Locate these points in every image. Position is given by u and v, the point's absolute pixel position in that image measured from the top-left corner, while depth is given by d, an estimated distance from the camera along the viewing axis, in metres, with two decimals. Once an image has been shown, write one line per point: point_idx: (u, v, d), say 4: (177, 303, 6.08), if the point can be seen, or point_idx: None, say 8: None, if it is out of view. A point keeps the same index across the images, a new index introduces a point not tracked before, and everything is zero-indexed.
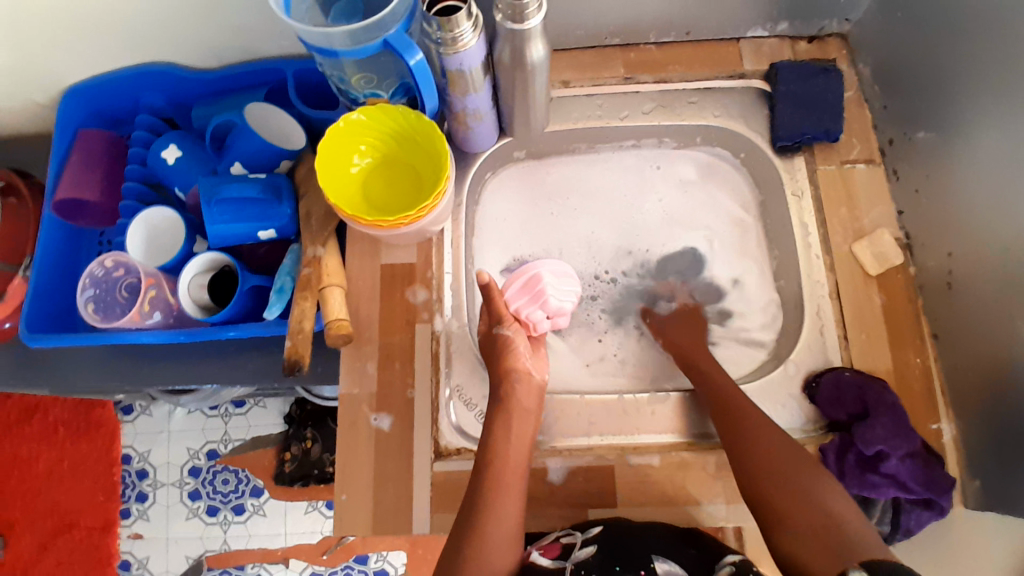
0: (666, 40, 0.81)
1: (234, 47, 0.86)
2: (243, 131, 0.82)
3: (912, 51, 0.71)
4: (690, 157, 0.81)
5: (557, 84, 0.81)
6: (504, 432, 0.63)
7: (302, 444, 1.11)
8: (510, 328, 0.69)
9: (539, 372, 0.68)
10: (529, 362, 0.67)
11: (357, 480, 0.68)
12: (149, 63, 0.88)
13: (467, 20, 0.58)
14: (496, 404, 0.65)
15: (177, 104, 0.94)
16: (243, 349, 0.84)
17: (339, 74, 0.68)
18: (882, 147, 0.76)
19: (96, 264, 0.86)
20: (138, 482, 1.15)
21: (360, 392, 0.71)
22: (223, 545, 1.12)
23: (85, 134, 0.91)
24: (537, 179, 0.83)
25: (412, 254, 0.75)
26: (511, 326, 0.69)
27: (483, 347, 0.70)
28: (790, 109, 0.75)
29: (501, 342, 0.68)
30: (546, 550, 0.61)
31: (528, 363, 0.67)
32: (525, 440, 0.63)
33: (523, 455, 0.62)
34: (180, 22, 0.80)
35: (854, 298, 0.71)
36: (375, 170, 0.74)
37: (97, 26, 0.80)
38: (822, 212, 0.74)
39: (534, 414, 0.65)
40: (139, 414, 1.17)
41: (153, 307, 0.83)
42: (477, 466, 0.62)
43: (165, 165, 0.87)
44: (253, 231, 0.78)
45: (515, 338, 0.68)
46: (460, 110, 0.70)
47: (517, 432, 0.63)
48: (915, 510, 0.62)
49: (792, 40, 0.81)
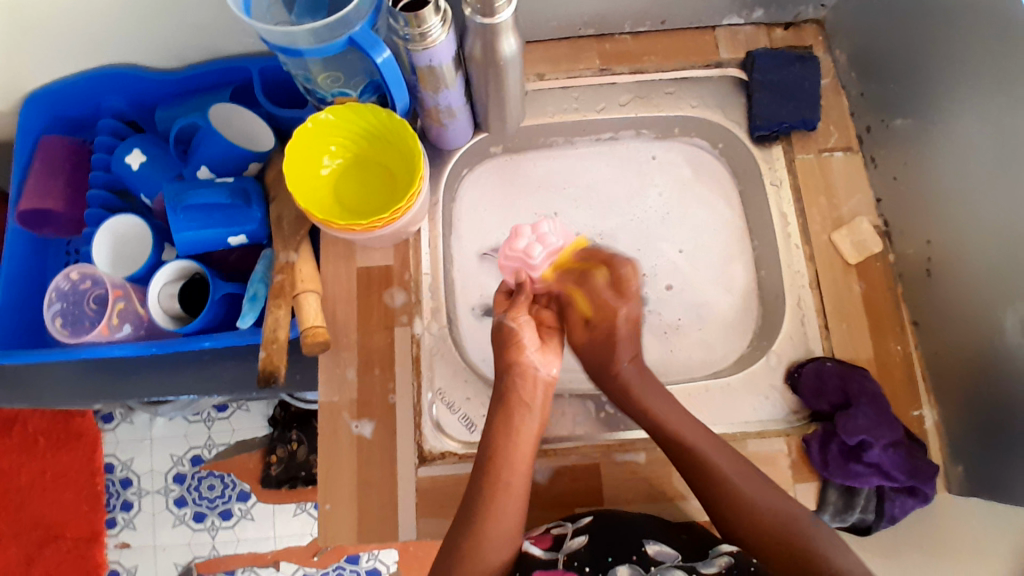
0: (641, 30, 0.80)
1: (197, 46, 0.83)
2: (208, 134, 0.79)
3: (889, 37, 0.70)
4: (671, 147, 0.81)
5: (532, 77, 0.79)
6: (505, 430, 0.60)
7: (288, 446, 1.11)
8: (516, 319, 0.64)
9: (546, 368, 0.64)
10: (534, 356, 0.63)
11: (341, 489, 0.67)
12: (107, 67, 0.85)
13: (435, 15, 0.56)
14: (498, 397, 0.62)
15: (140, 107, 0.90)
16: (218, 358, 0.82)
17: (304, 73, 0.65)
18: (860, 134, 0.76)
19: (61, 277, 0.84)
20: (122, 491, 1.12)
21: (340, 399, 0.69)
22: (212, 551, 1.10)
23: (44, 143, 0.87)
24: (513, 174, 0.81)
25: (389, 256, 0.74)
26: (519, 317, 0.65)
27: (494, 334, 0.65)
28: (767, 97, 0.75)
29: (507, 333, 0.64)
30: (538, 540, 0.60)
31: (533, 357, 0.63)
32: (530, 437, 0.61)
33: (527, 449, 0.60)
34: (137, 22, 0.77)
35: (835, 288, 0.71)
36: (347, 172, 0.72)
37: (49, 29, 0.76)
38: (801, 202, 0.74)
39: (538, 413, 0.62)
40: (120, 422, 1.14)
41: (122, 319, 0.81)
42: (477, 467, 0.60)
43: (129, 171, 0.84)
44: (222, 237, 0.76)
45: (521, 329, 0.64)
46: (432, 106, 0.68)
47: (519, 429, 0.61)
48: (899, 498, 0.62)
49: (768, 27, 0.80)
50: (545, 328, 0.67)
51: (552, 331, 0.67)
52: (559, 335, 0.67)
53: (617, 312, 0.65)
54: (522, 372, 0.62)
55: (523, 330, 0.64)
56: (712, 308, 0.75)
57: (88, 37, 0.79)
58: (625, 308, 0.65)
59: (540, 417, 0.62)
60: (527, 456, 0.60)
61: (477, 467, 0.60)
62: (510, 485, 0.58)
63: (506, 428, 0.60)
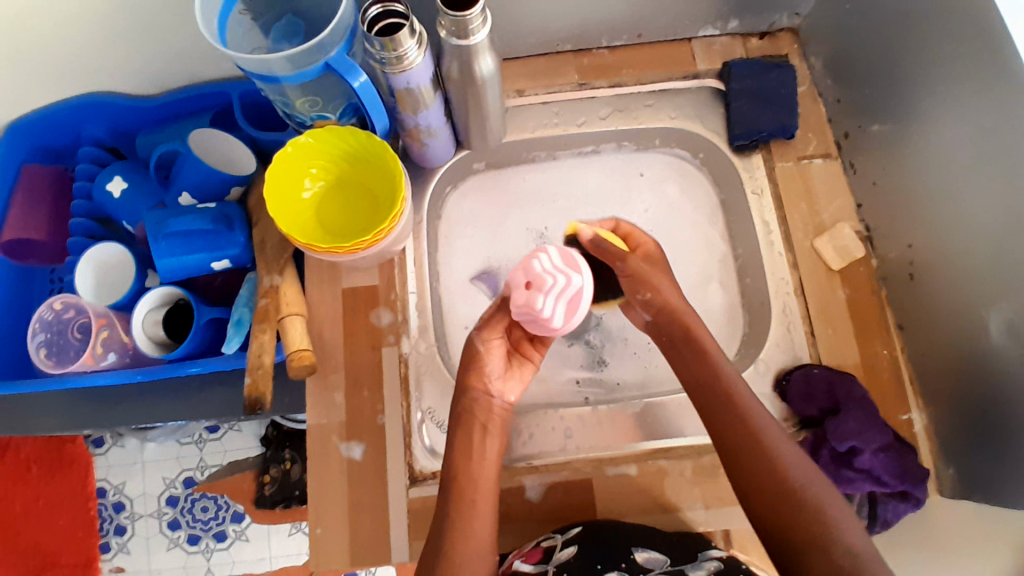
0: (618, 43, 0.81)
1: (176, 71, 0.83)
2: (190, 160, 0.79)
3: (862, 45, 0.71)
4: (654, 160, 0.81)
5: (512, 93, 0.80)
6: (466, 450, 0.60)
7: (282, 466, 1.09)
8: (488, 341, 0.63)
9: (507, 394, 0.64)
10: (494, 384, 0.63)
11: (332, 512, 0.67)
12: (87, 95, 0.85)
13: (411, 38, 0.56)
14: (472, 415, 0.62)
15: (120, 134, 0.90)
16: (206, 383, 0.82)
17: (282, 98, 0.66)
18: (838, 141, 0.77)
19: (44, 307, 0.83)
20: (115, 515, 1.11)
21: (329, 421, 0.69)
22: (207, 573, 1.09)
23: (26, 172, 0.87)
24: (497, 189, 0.81)
25: (375, 276, 0.74)
26: (488, 340, 0.63)
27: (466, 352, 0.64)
28: (745, 106, 0.75)
29: (473, 353, 0.63)
30: (527, 556, 0.60)
31: (494, 386, 0.63)
32: (491, 456, 0.61)
33: (490, 472, 0.60)
34: (116, 49, 0.77)
35: (818, 294, 0.71)
36: (330, 194, 0.72)
37: (26, 58, 0.76)
38: (782, 209, 0.74)
39: (498, 433, 0.62)
40: (111, 446, 1.13)
41: (107, 348, 0.80)
42: (444, 485, 0.60)
43: (110, 198, 0.84)
44: (206, 262, 0.76)
45: (487, 355, 0.63)
46: (413, 127, 0.68)
47: (482, 449, 0.61)
48: (891, 502, 0.63)
49: (744, 37, 0.81)
50: (513, 355, 0.66)
51: (525, 361, 0.66)
52: (531, 366, 0.66)
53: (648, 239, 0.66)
54: (481, 395, 0.62)
55: (490, 357, 0.63)
56: (699, 317, 0.75)
57: (67, 65, 0.79)
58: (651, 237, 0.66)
59: (499, 438, 0.62)
60: (492, 471, 0.60)
61: (445, 486, 0.59)
62: (475, 501, 0.57)
63: (467, 446, 0.60)
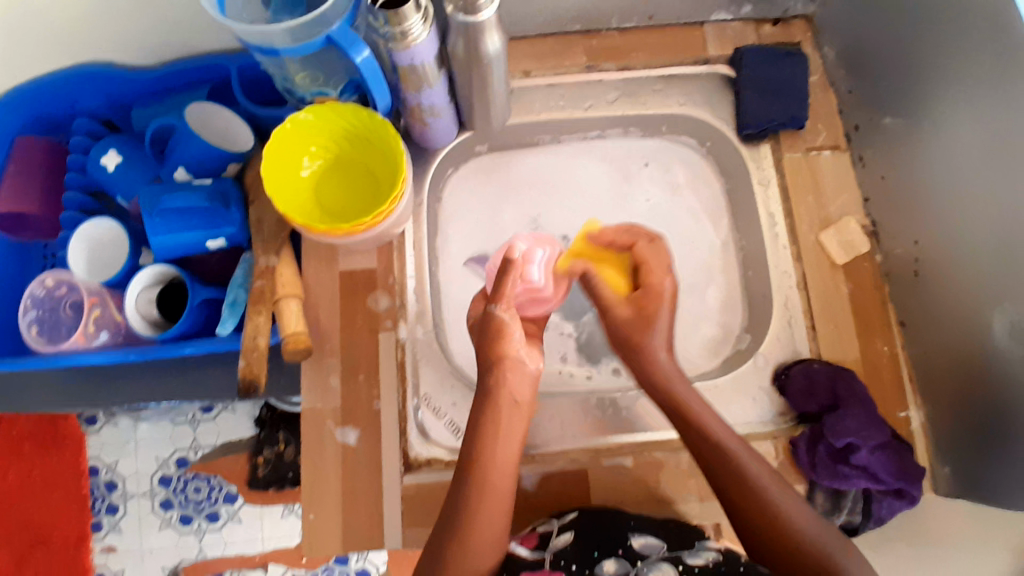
0: (628, 26, 0.79)
1: (171, 43, 0.80)
2: (184, 134, 0.77)
3: (877, 34, 0.70)
4: (660, 147, 0.80)
5: (517, 74, 0.78)
6: (491, 433, 0.57)
7: (275, 448, 1.09)
8: (508, 311, 0.59)
9: (534, 362, 0.61)
10: (525, 353, 0.60)
11: (325, 497, 0.66)
12: (78, 65, 0.82)
13: (416, 13, 0.54)
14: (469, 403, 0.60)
15: (116, 105, 0.88)
16: (198, 364, 0.80)
17: (282, 72, 0.64)
18: (848, 132, 0.75)
19: (36, 283, 0.82)
20: (107, 494, 1.10)
21: (323, 406, 0.68)
22: (199, 554, 1.08)
23: (20, 142, 0.85)
24: (499, 172, 0.79)
25: (372, 259, 0.72)
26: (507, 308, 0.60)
27: (479, 325, 0.61)
28: (755, 94, 0.74)
29: (495, 325, 0.59)
30: (524, 540, 0.60)
31: (523, 352, 0.60)
32: (515, 436, 0.58)
33: (512, 457, 0.57)
34: (109, 19, 0.75)
35: (823, 288, 0.70)
36: (327, 173, 0.70)
37: (14, 27, 0.74)
38: (789, 201, 0.73)
39: (526, 407, 0.60)
40: (104, 424, 1.12)
41: (99, 326, 0.79)
42: (462, 465, 0.57)
43: (104, 172, 0.82)
44: (201, 240, 0.74)
45: (510, 323, 0.60)
46: (415, 106, 0.66)
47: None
48: (886, 499, 0.62)
49: (756, 23, 0.79)
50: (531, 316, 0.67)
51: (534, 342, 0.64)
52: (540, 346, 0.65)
53: (663, 285, 0.63)
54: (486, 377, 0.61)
55: (512, 325, 0.60)
56: (702, 308, 0.74)
57: (58, 35, 0.76)
58: (670, 281, 0.63)
59: (524, 415, 0.60)
60: (513, 459, 0.58)
61: (460, 469, 0.56)
62: (495, 486, 0.55)
63: (493, 428, 0.57)
